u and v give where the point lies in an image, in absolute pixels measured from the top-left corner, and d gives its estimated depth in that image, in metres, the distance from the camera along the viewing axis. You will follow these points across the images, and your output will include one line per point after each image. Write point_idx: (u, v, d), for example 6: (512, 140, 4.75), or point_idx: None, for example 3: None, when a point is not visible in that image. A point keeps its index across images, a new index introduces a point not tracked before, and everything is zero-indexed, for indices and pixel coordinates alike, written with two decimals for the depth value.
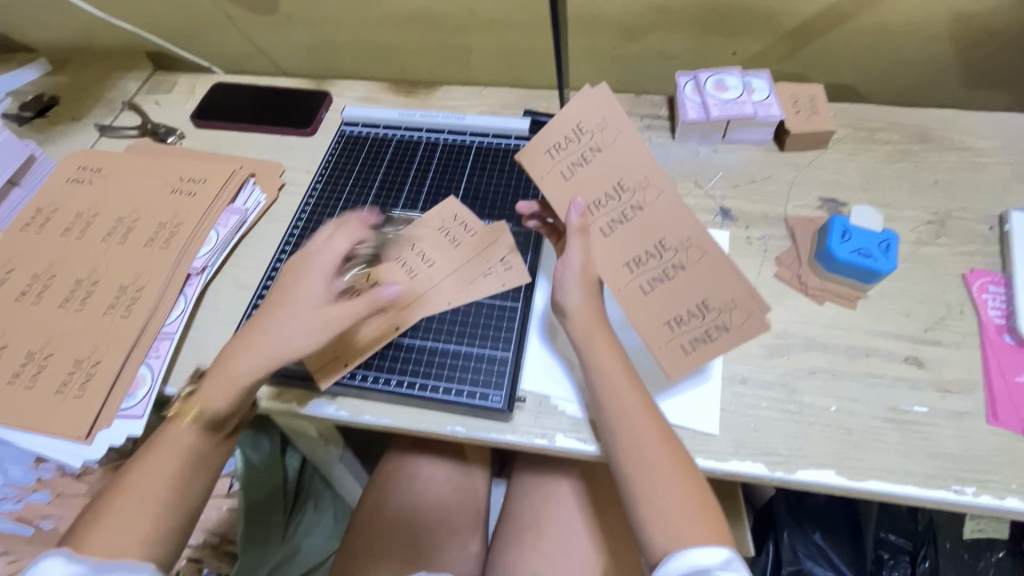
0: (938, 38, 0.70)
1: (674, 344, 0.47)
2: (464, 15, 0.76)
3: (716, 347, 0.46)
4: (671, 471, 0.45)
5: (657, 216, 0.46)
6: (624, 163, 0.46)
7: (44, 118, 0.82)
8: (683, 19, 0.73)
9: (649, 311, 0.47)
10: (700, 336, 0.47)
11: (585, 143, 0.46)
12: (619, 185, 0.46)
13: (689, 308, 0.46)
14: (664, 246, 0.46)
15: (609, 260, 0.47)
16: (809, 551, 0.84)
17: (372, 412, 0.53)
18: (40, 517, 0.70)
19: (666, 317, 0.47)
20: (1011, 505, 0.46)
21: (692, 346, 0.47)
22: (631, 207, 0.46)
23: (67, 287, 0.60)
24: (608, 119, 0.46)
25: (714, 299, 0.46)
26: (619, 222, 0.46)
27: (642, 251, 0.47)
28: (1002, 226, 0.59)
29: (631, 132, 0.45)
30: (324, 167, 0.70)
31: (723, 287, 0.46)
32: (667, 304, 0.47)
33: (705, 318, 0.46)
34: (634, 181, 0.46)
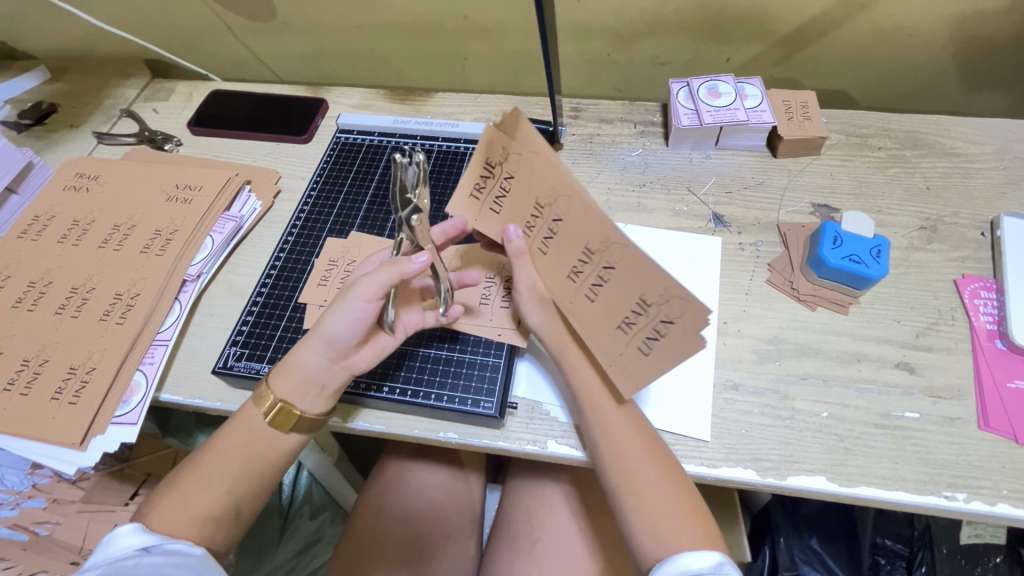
0: (930, 44, 0.71)
1: (631, 349, 0.43)
2: (459, 22, 0.77)
3: (662, 352, 0.41)
4: (659, 477, 0.45)
5: (578, 223, 0.40)
6: (532, 182, 0.41)
7: (42, 126, 0.82)
8: (676, 26, 0.73)
9: (597, 323, 0.44)
10: (650, 336, 0.41)
11: (498, 176, 0.42)
12: (539, 205, 0.42)
13: (631, 308, 0.41)
14: (589, 252, 0.41)
15: (552, 282, 0.45)
16: (806, 556, 0.84)
17: (364, 418, 0.53)
18: (35, 523, 0.69)
19: (617, 323, 0.43)
20: (1003, 511, 0.46)
21: (648, 347, 0.42)
22: (552, 224, 0.42)
23: (63, 294, 0.60)
24: (517, 140, 0.40)
25: (651, 295, 0.40)
26: (550, 239, 0.43)
27: (576, 260, 0.42)
28: (994, 231, 0.60)
29: (540, 150, 0.39)
30: (319, 175, 0.71)
31: (653, 280, 0.39)
32: (610, 312, 0.43)
33: (643, 324, 0.41)
34: (545, 197, 0.41)
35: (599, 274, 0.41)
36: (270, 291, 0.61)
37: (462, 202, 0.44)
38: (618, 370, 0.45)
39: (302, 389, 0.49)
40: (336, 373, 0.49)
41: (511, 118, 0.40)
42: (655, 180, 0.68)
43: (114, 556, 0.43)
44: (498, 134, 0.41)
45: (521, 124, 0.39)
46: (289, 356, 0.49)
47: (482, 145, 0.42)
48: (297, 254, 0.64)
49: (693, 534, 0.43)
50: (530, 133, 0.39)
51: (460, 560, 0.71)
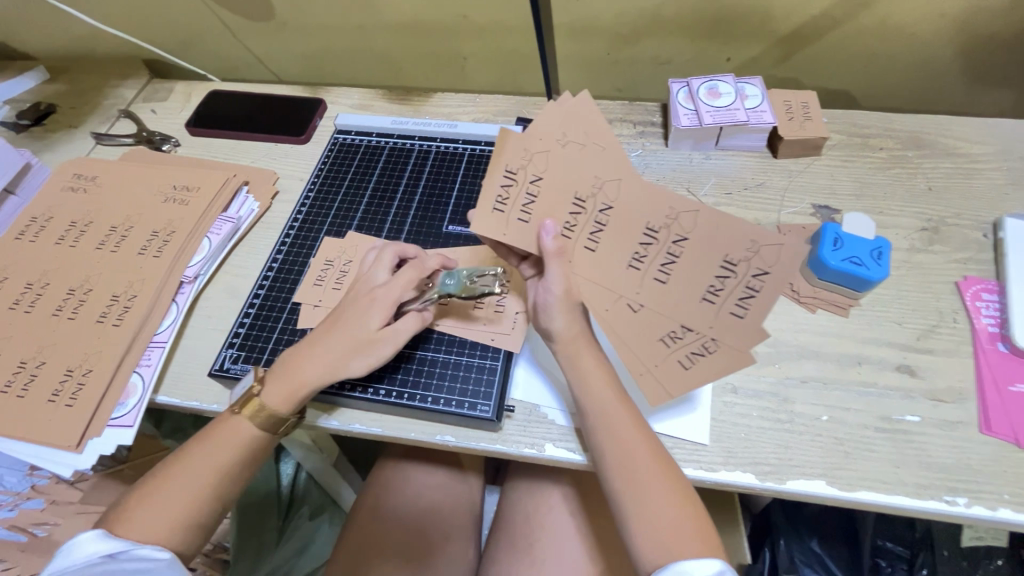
0: (933, 43, 0.70)
1: (672, 360, 0.46)
2: (459, 22, 0.77)
3: (715, 359, 0.44)
4: (659, 485, 0.45)
5: (632, 207, 0.44)
6: (575, 176, 0.45)
7: (41, 126, 0.82)
8: (676, 25, 0.73)
9: (648, 320, 0.46)
10: (697, 349, 0.45)
11: (526, 176, 0.45)
12: (581, 198, 0.45)
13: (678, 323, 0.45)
14: (653, 229, 0.44)
15: (599, 278, 0.47)
16: (806, 558, 0.84)
17: (362, 421, 0.53)
18: (34, 524, 0.69)
19: (660, 332, 0.46)
20: (1004, 516, 0.45)
21: (690, 360, 0.45)
22: (602, 211, 0.45)
23: (61, 295, 0.60)
24: (563, 133, 0.44)
25: (732, 254, 0.42)
26: (599, 232, 0.46)
27: (635, 247, 0.45)
28: (996, 233, 0.59)
29: (587, 141, 0.44)
30: (317, 176, 0.70)
31: (729, 236, 0.42)
32: (675, 301, 0.45)
33: (697, 333, 0.45)
34: (586, 190, 0.45)
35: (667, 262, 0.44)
36: (268, 292, 0.61)
37: (487, 216, 0.46)
38: (650, 377, 0.46)
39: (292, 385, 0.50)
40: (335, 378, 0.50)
41: (553, 110, 0.44)
42: (654, 180, 0.67)
43: (80, 562, 0.43)
44: (548, 121, 0.44)
45: (570, 110, 0.44)
46: (293, 361, 0.51)
47: (515, 142, 0.44)
48: (295, 255, 0.63)
49: (694, 540, 0.43)
50: (572, 125, 0.44)
51: (458, 563, 0.71)
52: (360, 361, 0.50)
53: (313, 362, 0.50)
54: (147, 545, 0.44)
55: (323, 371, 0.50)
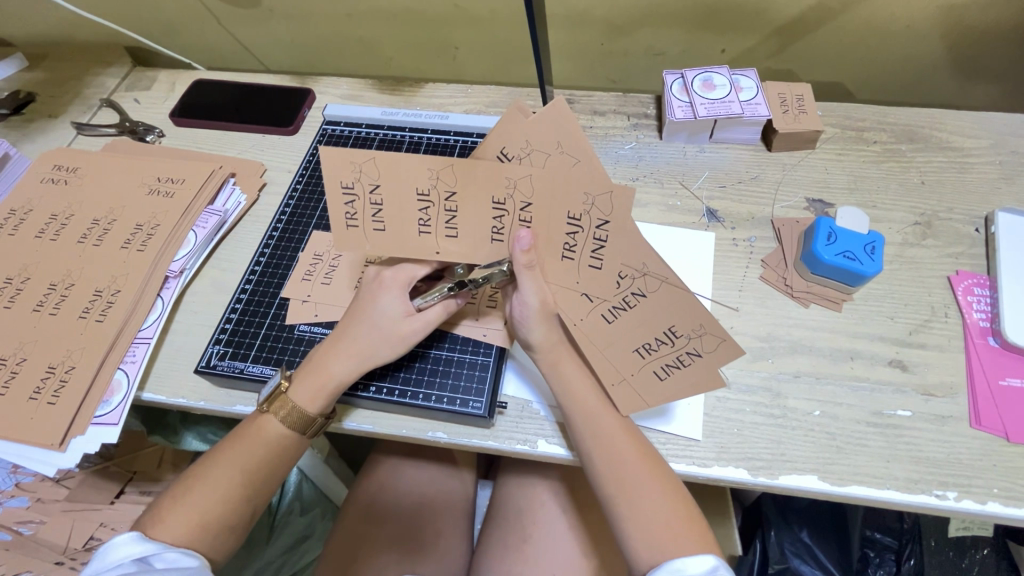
0: (928, 36, 0.70)
1: (646, 371, 0.47)
2: (450, 10, 0.75)
3: (689, 372, 0.45)
4: (651, 481, 0.45)
5: (614, 239, 0.42)
6: (560, 197, 0.41)
7: (20, 116, 0.80)
8: (671, 15, 0.71)
9: (623, 334, 0.46)
10: (671, 362, 0.46)
11: (363, 188, 0.43)
12: (499, 201, 0.42)
13: (656, 336, 0.45)
14: (622, 275, 0.44)
15: (571, 289, 0.46)
16: (796, 548, 0.85)
17: (352, 419, 0.52)
18: (17, 522, 0.67)
19: (636, 345, 0.46)
20: (993, 510, 0.46)
21: (665, 371, 0.46)
22: (522, 211, 0.42)
23: (41, 291, 0.59)
24: (526, 144, 0.41)
25: (628, 266, 0.43)
26: (572, 252, 0.44)
27: (565, 237, 0.43)
28: (988, 227, 0.59)
29: (556, 152, 0.41)
30: (305, 167, 0.69)
31: (636, 249, 0.42)
32: (648, 318, 0.45)
33: (672, 346, 0.45)
34: (578, 211, 0.41)
35: (632, 287, 0.44)
36: (255, 287, 0.59)
37: (343, 234, 0.45)
38: (626, 386, 0.48)
39: (319, 392, 0.49)
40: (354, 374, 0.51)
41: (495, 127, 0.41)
42: (648, 174, 0.67)
43: (113, 564, 0.43)
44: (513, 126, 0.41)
45: (525, 124, 0.41)
46: (319, 357, 0.50)
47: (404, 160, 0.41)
48: (282, 250, 0.62)
49: (686, 535, 0.43)
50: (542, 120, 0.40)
51: (450, 557, 0.70)
52: (393, 354, 0.50)
53: (339, 358, 0.49)
54: (179, 549, 0.44)
55: (351, 362, 0.49)
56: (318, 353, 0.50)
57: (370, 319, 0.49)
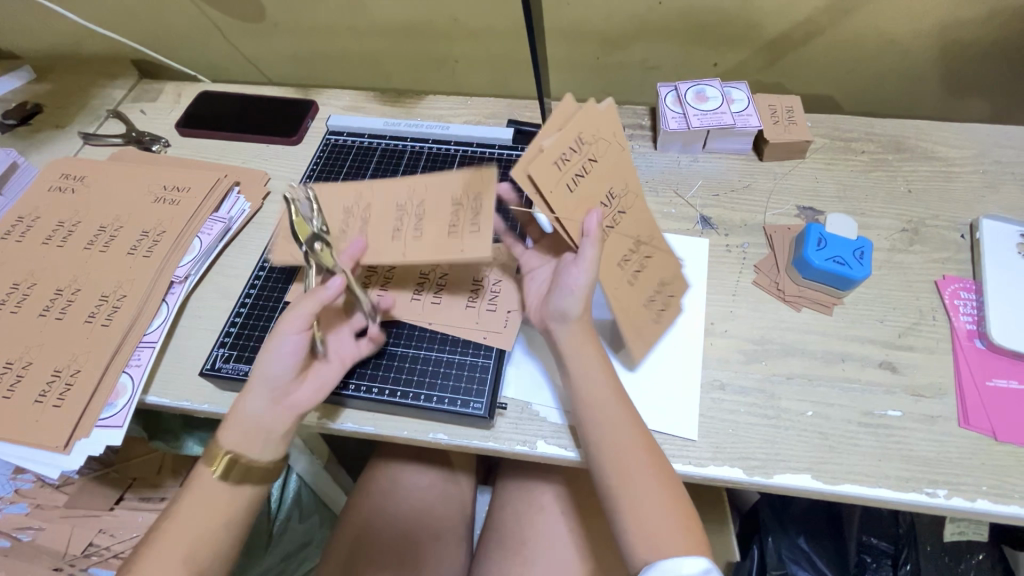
0: (911, 50, 0.73)
1: (650, 321, 0.53)
2: (450, 25, 0.78)
3: (669, 311, 0.54)
4: (647, 470, 0.46)
5: (635, 217, 0.51)
6: (611, 174, 0.48)
7: (28, 126, 0.82)
8: (663, 30, 0.74)
9: (637, 297, 0.52)
10: (657, 307, 0.54)
11: (359, 210, 0.53)
12: (573, 184, 0.45)
13: (654, 290, 0.53)
14: (638, 245, 0.52)
15: (607, 264, 0.50)
16: (794, 555, 0.84)
17: (354, 420, 0.53)
18: (17, 529, 0.69)
19: (645, 300, 0.53)
20: (982, 507, 0.47)
21: (659, 321, 0.54)
22: (580, 176, 0.45)
23: (48, 296, 0.59)
24: (597, 134, 0.46)
25: (641, 236, 0.52)
26: (610, 227, 0.49)
27: (607, 217, 0.49)
28: (973, 233, 0.61)
29: (612, 140, 0.48)
30: (308, 176, 0.70)
31: (642, 224, 0.52)
32: (649, 280, 0.53)
33: (664, 292, 0.54)
34: (619, 190, 0.49)
35: (641, 254, 0.52)
36: (259, 292, 0.61)
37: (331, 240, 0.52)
38: (638, 347, 0.52)
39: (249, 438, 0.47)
40: (281, 414, 0.48)
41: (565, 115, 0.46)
42: (644, 182, 0.68)
43: None
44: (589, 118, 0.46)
45: (596, 117, 0.46)
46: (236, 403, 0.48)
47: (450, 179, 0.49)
48: None
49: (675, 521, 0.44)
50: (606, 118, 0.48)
51: (448, 564, 0.70)
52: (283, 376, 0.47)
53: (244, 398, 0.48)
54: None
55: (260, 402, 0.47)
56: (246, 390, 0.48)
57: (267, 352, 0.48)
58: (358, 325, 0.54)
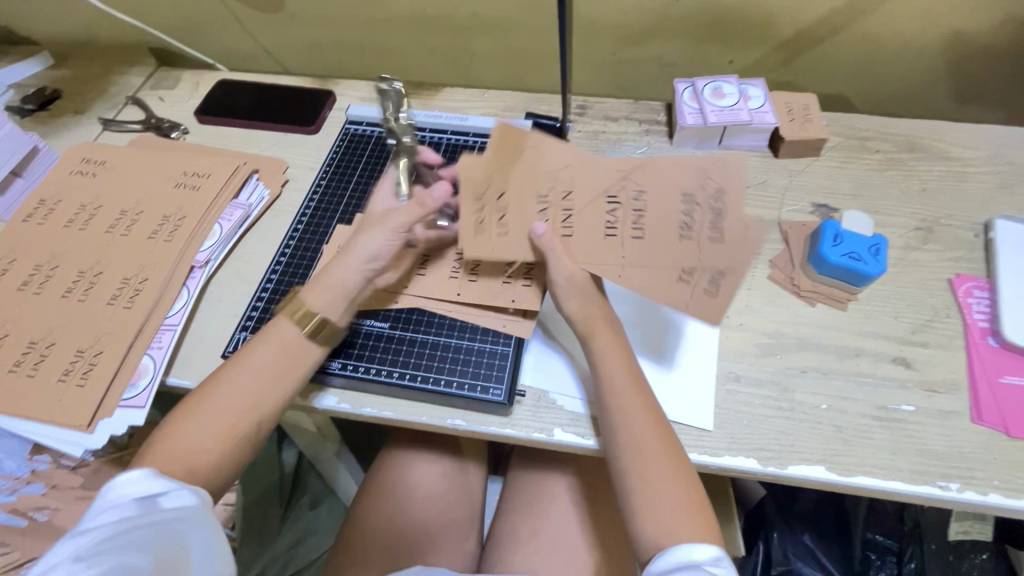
0: (927, 52, 0.73)
1: (699, 249, 0.47)
2: (469, 18, 0.78)
3: (729, 221, 0.46)
4: (650, 433, 0.47)
5: (586, 183, 0.49)
6: (529, 178, 0.48)
7: (46, 111, 0.82)
8: (681, 26, 0.74)
9: (654, 245, 0.48)
10: (711, 225, 0.46)
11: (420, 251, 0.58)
12: (500, 223, 0.49)
13: (680, 217, 0.47)
14: (614, 195, 0.48)
15: (590, 249, 0.49)
16: (798, 551, 0.85)
17: (373, 405, 0.54)
18: (35, 508, 0.68)
19: (676, 236, 0.47)
20: (994, 501, 0.47)
21: (716, 285, 0.46)
22: (501, 219, 0.48)
23: (70, 278, 0.60)
24: (484, 172, 0.48)
25: (611, 188, 0.49)
26: (568, 216, 0.48)
27: (559, 216, 0.49)
28: (987, 233, 0.62)
29: (519, 148, 0.49)
30: (328, 165, 0.71)
31: (601, 170, 0.49)
32: (658, 213, 0.48)
33: (698, 208, 0.47)
34: (546, 184, 0.48)
35: (632, 200, 0.48)
36: (280, 278, 0.61)
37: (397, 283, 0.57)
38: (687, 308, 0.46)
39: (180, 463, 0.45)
40: (213, 436, 0.46)
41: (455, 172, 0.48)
42: None
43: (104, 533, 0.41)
44: (469, 165, 0.48)
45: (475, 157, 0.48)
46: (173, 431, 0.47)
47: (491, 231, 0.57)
48: (307, 241, 0.64)
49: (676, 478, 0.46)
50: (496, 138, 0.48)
51: (459, 550, 0.71)
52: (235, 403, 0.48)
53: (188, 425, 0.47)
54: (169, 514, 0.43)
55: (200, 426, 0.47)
56: (304, 297, 0.51)
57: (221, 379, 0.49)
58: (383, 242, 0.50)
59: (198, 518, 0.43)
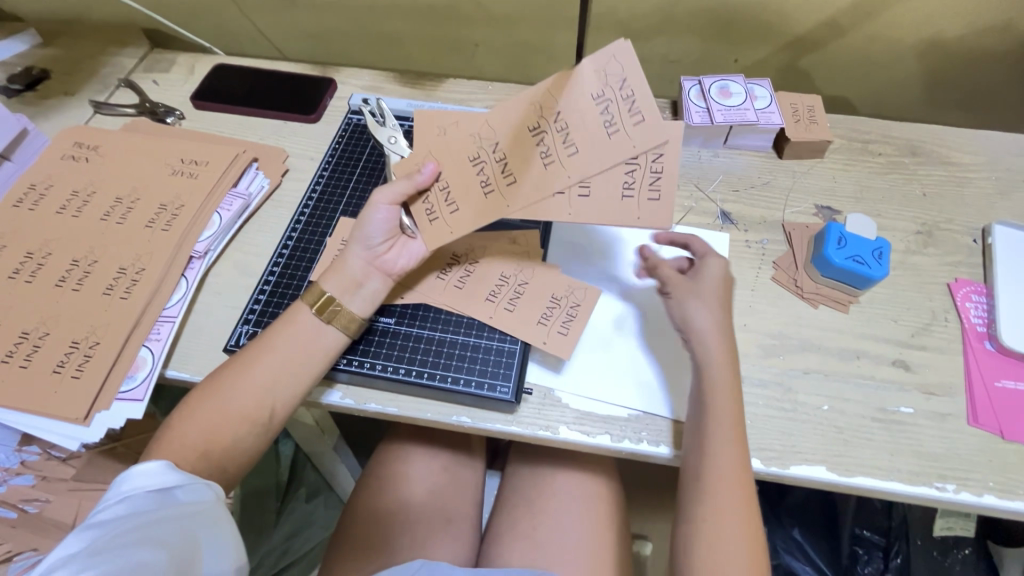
0: (930, 56, 0.73)
1: (624, 142, 0.44)
2: (475, 8, 0.77)
3: (643, 99, 0.43)
4: (734, 465, 0.46)
5: (507, 129, 0.47)
6: (453, 153, 0.49)
7: (34, 92, 0.80)
8: (688, 23, 0.74)
9: (590, 159, 0.45)
10: (628, 110, 0.44)
11: None
12: (449, 201, 0.49)
13: (603, 118, 0.44)
14: (536, 128, 0.46)
15: (535, 190, 0.47)
16: (786, 544, 0.89)
17: (378, 400, 0.53)
18: (24, 500, 0.66)
19: (604, 133, 0.45)
20: (989, 502, 0.48)
21: (656, 191, 0.45)
22: (447, 198, 0.49)
23: (64, 267, 0.58)
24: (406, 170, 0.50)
25: (530, 122, 0.46)
26: (505, 166, 0.47)
27: (492, 174, 0.48)
28: (985, 238, 0.62)
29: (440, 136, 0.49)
30: (331, 155, 0.70)
31: (510, 109, 0.47)
32: (584, 125, 0.45)
33: (611, 97, 0.44)
34: (471, 152, 0.48)
35: (552, 123, 0.45)
36: (283, 271, 0.60)
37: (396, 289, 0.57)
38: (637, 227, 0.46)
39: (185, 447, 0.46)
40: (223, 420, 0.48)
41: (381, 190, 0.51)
42: None
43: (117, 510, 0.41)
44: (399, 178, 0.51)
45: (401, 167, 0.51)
46: (190, 402, 0.48)
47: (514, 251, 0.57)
48: (311, 233, 0.63)
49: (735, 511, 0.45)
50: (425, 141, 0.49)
51: (459, 544, 0.71)
52: (252, 400, 0.48)
53: (204, 409, 0.48)
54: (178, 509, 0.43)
55: (213, 417, 0.48)
56: (322, 282, 0.52)
57: (241, 369, 0.49)
58: (387, 212, 0.51)
59: (206, 517, 0.44)
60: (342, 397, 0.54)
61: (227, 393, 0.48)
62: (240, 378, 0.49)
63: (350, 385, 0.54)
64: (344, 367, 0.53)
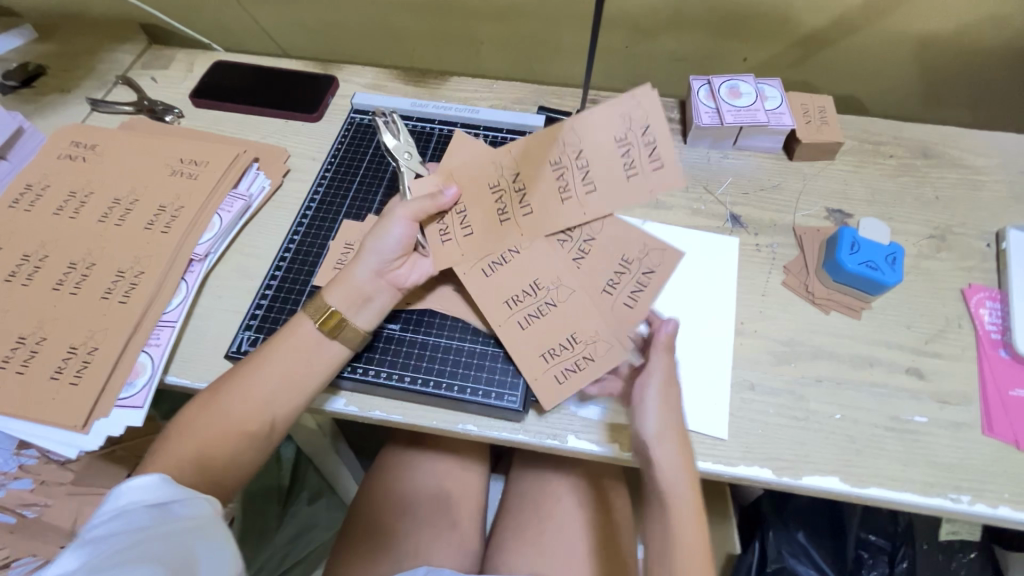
0: (944, 56, 0.72)
1: (638, 188, 0.46)
2: (480, 5, 0.75)
3: (664, 146, 0.45)
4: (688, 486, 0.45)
5: (528, 161, 0.48)
6: (471, 178, 0.49)
7: (30, 88, 0.78)
8: (697, 21, 0.72)
9: (602, 203, 0.47)
10: (645, 153, 0.45)
11: None
12: (466, 224, 0.50)
13: (621, 159, 0.46)
14: (558, 162, 0.47)
15: (547, 225, 0.49)
16: (793, 549, 0.86)
17: (382, 408, 0.52)
18: (21, 505, 0.64)
19: (621, 173, 0.46)
20: (1003, 513, 0.48)
21: (652, 264, 0.49)
22: (462, 220, 0.50)
23: (61, 269, 0.57)
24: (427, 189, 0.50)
25: (552, 155, 0.48)
26: (523, 197, 0.49)
27: (504, 207, 0.49)
28: (999, 243, 0.61)
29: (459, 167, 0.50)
30: (334, 155, 0.68)
31: (530, 143, 0.48)
32: (602, 169, 0.47)
33: (632, 143, 0.45)
34: (491, 179, 0.49)
35: (574, 160, 0.47)
36: (285, 275, 0.59)
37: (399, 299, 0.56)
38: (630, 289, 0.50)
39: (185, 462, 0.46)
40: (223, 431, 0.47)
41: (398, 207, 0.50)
42: None
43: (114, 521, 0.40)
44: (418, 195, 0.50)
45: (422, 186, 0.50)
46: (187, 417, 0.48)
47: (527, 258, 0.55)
48: (313, 236, 0.62)
49: (695, 526, 0.45)
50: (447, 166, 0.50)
51: (464, 550, 0.70)
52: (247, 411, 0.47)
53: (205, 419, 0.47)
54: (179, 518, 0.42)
55: (215, 427, 0.47)
56: (326, 296, 0.49)
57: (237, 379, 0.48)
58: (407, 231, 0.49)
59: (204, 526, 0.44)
60: (346, 404, 0.53)
61: (226, 403, 0.47)
62: (238, 388, 0.48)
63: (355, 392, 0.53)
64: (345, 376, 0.52)
